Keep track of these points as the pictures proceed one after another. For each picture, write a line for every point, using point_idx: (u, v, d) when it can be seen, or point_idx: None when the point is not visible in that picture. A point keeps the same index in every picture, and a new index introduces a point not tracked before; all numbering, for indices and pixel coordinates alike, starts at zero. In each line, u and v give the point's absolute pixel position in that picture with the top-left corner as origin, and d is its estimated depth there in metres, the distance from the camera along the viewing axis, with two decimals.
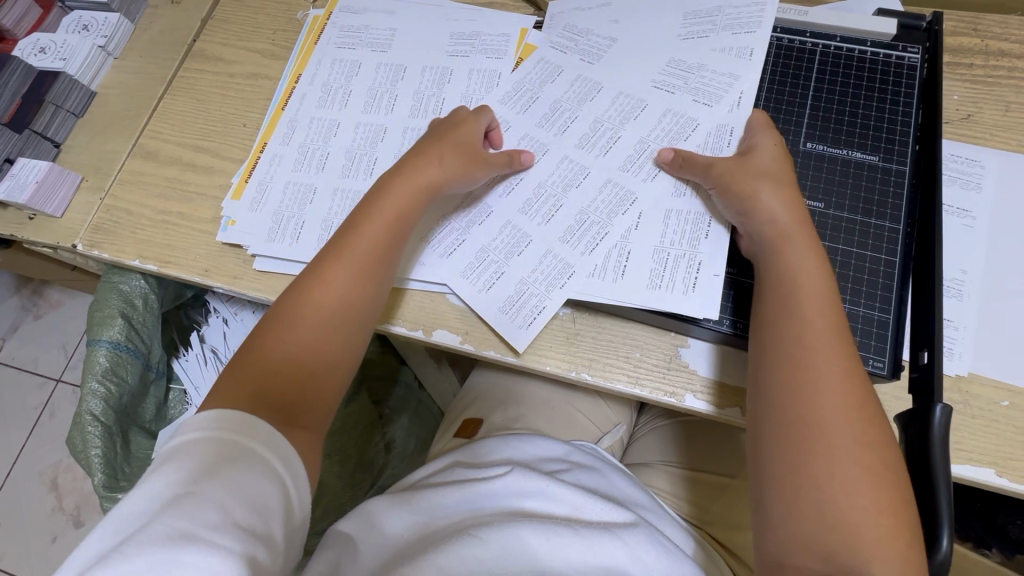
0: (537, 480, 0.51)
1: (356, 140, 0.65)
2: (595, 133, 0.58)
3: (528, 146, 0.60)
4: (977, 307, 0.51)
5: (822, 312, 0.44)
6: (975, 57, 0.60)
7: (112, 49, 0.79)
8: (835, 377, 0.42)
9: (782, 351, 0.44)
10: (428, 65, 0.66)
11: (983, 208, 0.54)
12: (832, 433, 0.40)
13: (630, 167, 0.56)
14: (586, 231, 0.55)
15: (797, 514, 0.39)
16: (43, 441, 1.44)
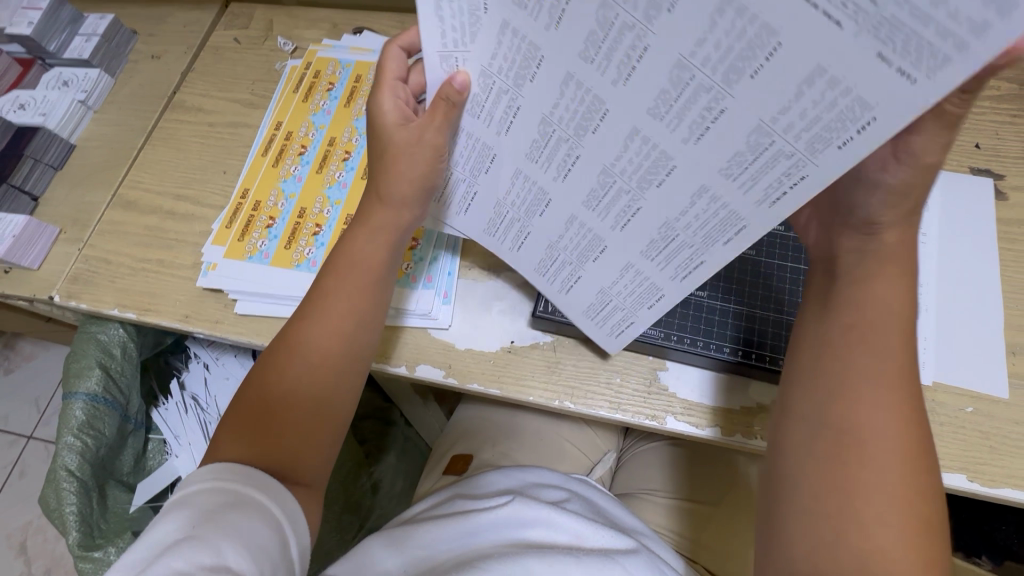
0: (536, 507, 0.52)
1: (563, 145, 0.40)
2: (606, 193, 0.41)
3: (515, 46, 0.37)
4: (935, 318, 0.53)
5: (893, 337, 0.37)
6: None
7: (92, 103, 0.80)
8: (898, 409, 0.36)
9: (831, 378, 0.38)
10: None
11: (932, 225, 0.57)
12: (885, 471, 0.35)
13: (655, 251, 0.42)
14: (610, 314, 0.50)
15: (824, 556, 0.34)
16: (11, 502, 1.37)
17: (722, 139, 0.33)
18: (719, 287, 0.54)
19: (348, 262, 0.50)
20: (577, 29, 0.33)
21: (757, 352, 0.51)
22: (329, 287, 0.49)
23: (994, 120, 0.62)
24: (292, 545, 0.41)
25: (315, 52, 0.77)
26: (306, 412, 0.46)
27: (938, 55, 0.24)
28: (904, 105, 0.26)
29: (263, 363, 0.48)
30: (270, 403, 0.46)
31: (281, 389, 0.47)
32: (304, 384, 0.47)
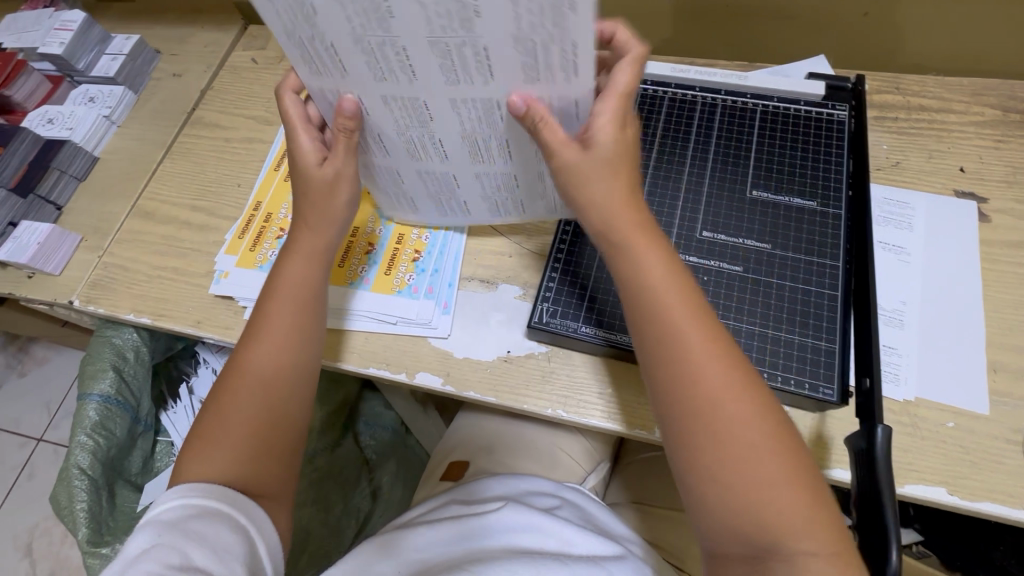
0: (529, 513, 0.54)
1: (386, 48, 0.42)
2: (453, 59, 0.43)
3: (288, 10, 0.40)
4: (917, 335, 0.55)
5: (684, 312, 0.45)
6: (899, 112, 0.67)
7: (116, 118, 0.85)
8: (727, 379, 0.43)
9: (668, 377, 0.44)
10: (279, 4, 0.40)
11: (915, 245, 0.59)
12: (741, 446, 0.41)
13: (533, 72, 0.43)
14: (488, 132, 0.51)
15: (731, 517, 0.41)
16: (19, 503, 1.40)
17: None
18: (707, 302, 0.55)
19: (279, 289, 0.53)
20: None
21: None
22: (267, 314, 0.52)
23: (978, 145, 0.64)
24: (260, 545, 0.45)
25: None
26: (276, 417, 0.50)
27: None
28: None
29: (217, 395, 0.50)
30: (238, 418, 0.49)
31: (233, 409, 0.49)
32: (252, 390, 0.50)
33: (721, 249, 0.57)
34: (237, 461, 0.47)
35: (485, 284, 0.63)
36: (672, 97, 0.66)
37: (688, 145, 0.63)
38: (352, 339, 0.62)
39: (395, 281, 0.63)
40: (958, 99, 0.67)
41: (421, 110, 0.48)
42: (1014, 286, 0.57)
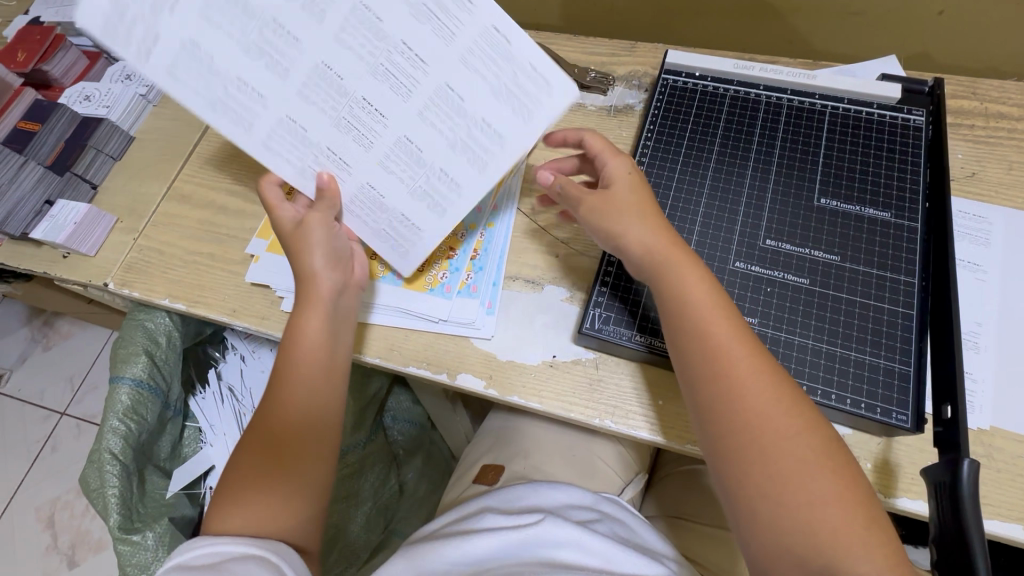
0: (570, 528, 0.52)
1: (321, 94, 0.49)
2: (386, 71, 0.48)
3: (263, 73, 0.48)
4: (995, 360, 0.52)
5: (725, 325, 0.44)
6: (976, 119, 0.63)
7: (152, 97, 0.83)
8: (771, 393, 0.42)
9: (711, 392, 0.43)
10: (245, 82, 0.48)
11: (993, 262, 0.56)
12: (789, 462, 0.40)
13: (476, 56, 0.46)
14: (463, 145, 0.50)
15: (784, 539, 0.39)
16: (42, 476, 1.41)
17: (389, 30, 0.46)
18: (771, 314, 0.52)
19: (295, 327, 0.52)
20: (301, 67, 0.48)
21: (810, 385, 0.49)
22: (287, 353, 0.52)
23: None
24: None
25: None
26: (308, 442, 0.50)
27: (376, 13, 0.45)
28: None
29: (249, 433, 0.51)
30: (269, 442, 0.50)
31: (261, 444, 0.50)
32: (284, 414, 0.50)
33: (786, 260, 0.54)
34: (273, 499, 0.48)
35: (529, 285, 0.61)
36: (732, 96, 0.63)
37: (749, 146, 0.60)
38: (392, 335, 0.60)
39: (428, 279, 0.61)
40: None
41: (373, 110, 0.49)
42: None
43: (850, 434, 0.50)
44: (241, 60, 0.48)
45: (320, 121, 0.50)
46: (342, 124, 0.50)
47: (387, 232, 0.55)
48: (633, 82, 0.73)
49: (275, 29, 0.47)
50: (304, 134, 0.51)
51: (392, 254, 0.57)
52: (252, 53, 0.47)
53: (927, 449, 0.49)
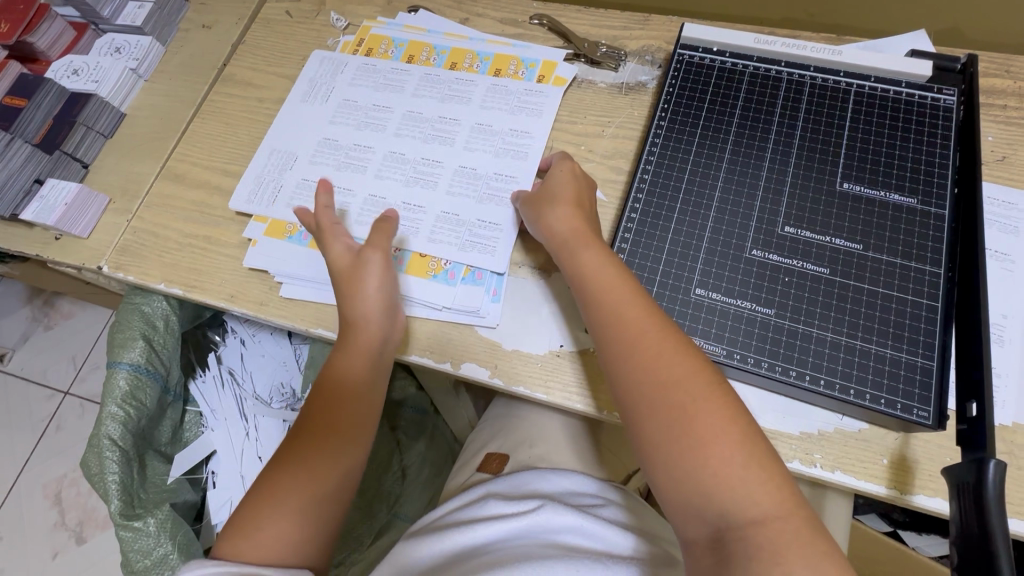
0: (570, 514, 0.51)
1: (389, 158, 0.65)
2: (426, 126, 0.66)
3: (343, 163, 0.66)
4: (1021, 354, 0.50)
5: (621, 292, 0.47)
6: (1009, 99, 0.60)
7: (143, 71, 0.80)
8: (660, 350, 0.43)
9: (608, 355, 0.45)
10: (337, 182, 0.65)
11: (1022, 252, 0.53)
12: (675, 409, 0.40)
13: (487, 102, 0.67)
14: (505, 156, 0.63)
15: (678, 489, 0.39)
16: (47, 454, 1.42)
17: (421, 106, 0.68)
18: (788, 306, 0.50)
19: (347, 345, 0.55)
20: (361, 140, 0.67)
21: (828, 379, 0.47)
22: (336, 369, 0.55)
23: None
24: None
25: (368, 29, 0.75)
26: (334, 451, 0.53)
27: (404, 88, 0.69)
28: (424, 74, 0.70)
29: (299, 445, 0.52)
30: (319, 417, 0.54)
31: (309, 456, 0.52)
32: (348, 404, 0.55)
33: (804, 248, 0.52)
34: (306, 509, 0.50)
35: (535, 272, 0.59)
36: (752, 72, 0.60)
37: (767, 127, 0.57)
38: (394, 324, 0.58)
39: (431, 265, 0.59)
40: None
41: (431, 163, 0.64)
42: None
43: (866, 429, 0.49)
44: (334, 174, 0.65)
45: (396, 185, 0.64)
46: (415, 185, 0.63)
47: (468, 238, 0.59)
48: (646, 58, 0.69)
49: (352, 147, 0.66)
50: (384, 205, 0.63)
51: (478, 254, 0.59)
52: (329, 145, 0.67)
53: (944, 445, 0.48)
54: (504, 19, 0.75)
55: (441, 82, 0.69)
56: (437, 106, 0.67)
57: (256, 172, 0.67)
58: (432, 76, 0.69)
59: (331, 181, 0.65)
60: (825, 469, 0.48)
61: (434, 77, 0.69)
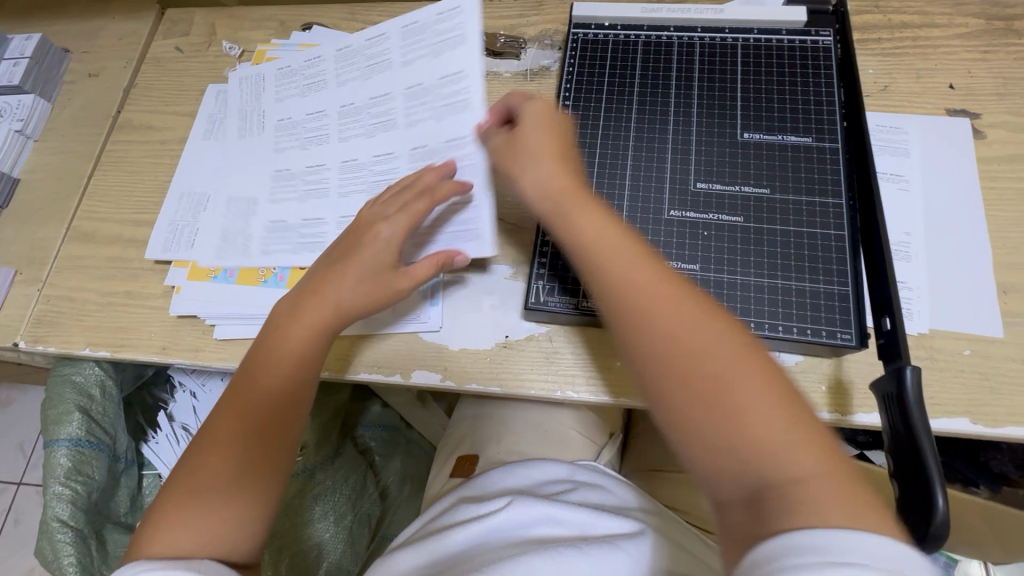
0: (539, 504, 0.51)
1: (302, 176, 0.62)
2: (335, 129, 0.63)
3: (258, 192, 0.63)
4: (925, 266, 0.53)
5: (633, 259, 0.40)
6: (882, 32, 0.64)
7: (31, 132, 0.75)
8: (680, 309, 0.37)
9: (620, 317, 0.39)
10: (255, 213, 0.63)
11: (912, 172, 0.57)
12: (699, 356, 0.35)
13: (393, 77, 0.61)
14: (421, 130, 0.58)
15: (710, 447, 0.33)
16: (9, 550, 1.33)
17: (325, 107, 0.64)
18: (710, 258, 0.51)
19: (281, 338, 0.52)
20: (271, 162, 0.64)
21: (756, 319, 0.49)
22: (259, 365, 0.51)
23: (965, 58, 0.62)
24: None
25: (263, 53, 0.73)
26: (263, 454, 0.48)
27: (305, 95, 0.66)
28: (323, 70, 0.66)
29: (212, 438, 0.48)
30: (228, 428, 0.48)
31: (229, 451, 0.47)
32: (263, 404, 0.49)
33: (718, 200, 0.54)
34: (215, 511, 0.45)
35: (471, 268, 0.59)
36: (643, 41, 0.62)
37: (667, 91, 0.59)
38: (338, 346, 0.57)
39: None
40: (940, 12, 0.64)
41: (346, 169, 0.61)
42: (1014, 203, 0.55)
43: (802, 360, 0.51)
44: (256, 201, 0.63)
45: (314, 203, 0.61)
46: (333, 196, 0.61)
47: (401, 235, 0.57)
48: (545, 42, 0.70)
49: (273, 169, 0.64)
50: (305, 226, 0.61)
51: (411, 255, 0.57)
52: (239, 176, 0.65)
53: (873, 363, 0.51)
54: None
55: (345, 75, 0.65)
56: (343, 102, 0.63)
57: (172, 216, 0.65)
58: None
59: (248, 213, 0.63)
60: None
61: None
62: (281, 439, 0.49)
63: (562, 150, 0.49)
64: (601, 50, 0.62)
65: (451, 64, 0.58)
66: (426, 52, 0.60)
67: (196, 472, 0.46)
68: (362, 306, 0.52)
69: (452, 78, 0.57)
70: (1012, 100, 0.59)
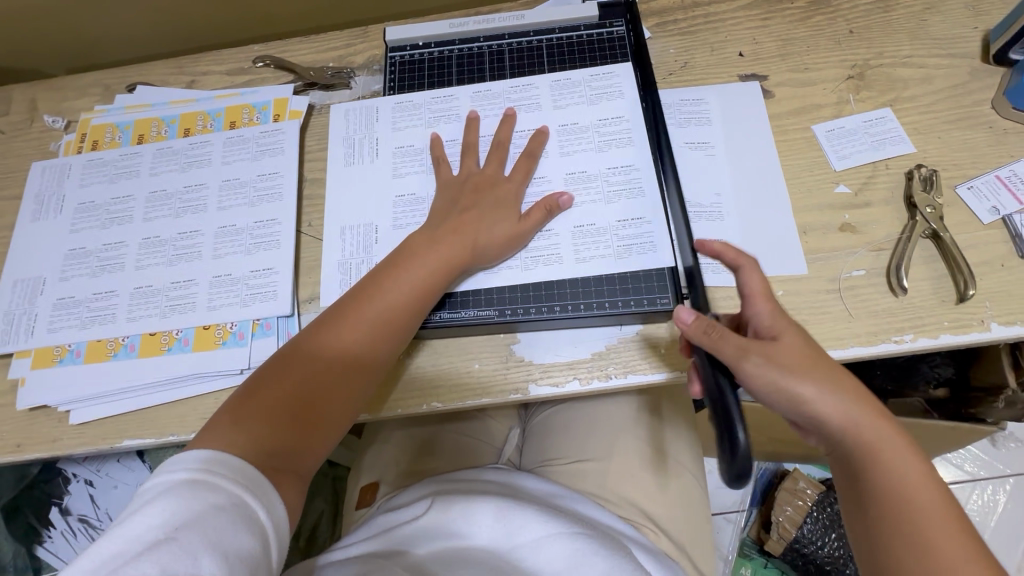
0: (450, 509, 0.54)
1: (144, 246, 0.62)
2: (173, 202, 0.64)
3: (98, 268, 0.62)
4: (736, 222, 0.58)
5: (842, 381, 0.43)
6: (676, 14, 0.69)
7: None
8: (905, 462, 0.41)
9: (887, 520, 0.40)
10: (97, 289, 0.61)
11: (716, 137, 0.62)
12: (925, 526, 0.39)
13: (231, 156, 0.66)
14: (264, 200, 0.63)
15: None
16: None
17: (162, 183, 0.65)
18: (535, 256, 0.56)
19: (416, 263, 0.52)
20: (108, 237, 0.63)
21: (573, 302, 0.55)
22: (362, 296, 0.50)
23: (749, 27, 0.68)
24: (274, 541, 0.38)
25: (88, 121, 0.71)
26: (326, 401, 0.47)
27: (138, 171, 0.66)
28: (156, 148, 0.67)
29: (276, 376, 0.46)
30: (290, 369, 0.47)
31: (289, 388, 0.46)
32: (317, 361, 0.47)
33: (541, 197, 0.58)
34: (272, 441, 0.43)
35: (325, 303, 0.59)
36: (458, 54, 0.66)
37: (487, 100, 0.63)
38: (202, 405, 0.56)
39: (218, 332, 0.58)
40: None
41: (189, 235, 0.62)
42: (805, 151, 0.61)
43: (641, 329, 0.55)
44: (91, 281, 0.61)
45: (159, 269, 0.61)
46: (178, 262, 0.61)
47: (250, 290, 0.59)
48: (374, 68, 0.72)
49: (104, 247, 0.63)
50: (152, 294, 0.60)
51: (262, 304, 0.58)
52: (76, 255, 0.63)
53: None
54: (230, 71, 0.74)
55: (180, 151, 0.67)
56: (182, 176, 0.65)
57: (5, 307, 0.62)
58: (165, 148, 0.67)
59: (90, 291, 0.61)
60: (620, 376, 0.54)
61: (167, 149, 0.67)
62: (340, 388, 0.48)
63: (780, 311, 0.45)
64: (423, 68, 0.66)
65: (283, 149, 0.66)
66: (259, 137, 0.66)
67: (247, 420, 0.43)
68: (501, 246, 0.54)
69: (281, 163, 0.65)
70: (793, 58, 0.65)
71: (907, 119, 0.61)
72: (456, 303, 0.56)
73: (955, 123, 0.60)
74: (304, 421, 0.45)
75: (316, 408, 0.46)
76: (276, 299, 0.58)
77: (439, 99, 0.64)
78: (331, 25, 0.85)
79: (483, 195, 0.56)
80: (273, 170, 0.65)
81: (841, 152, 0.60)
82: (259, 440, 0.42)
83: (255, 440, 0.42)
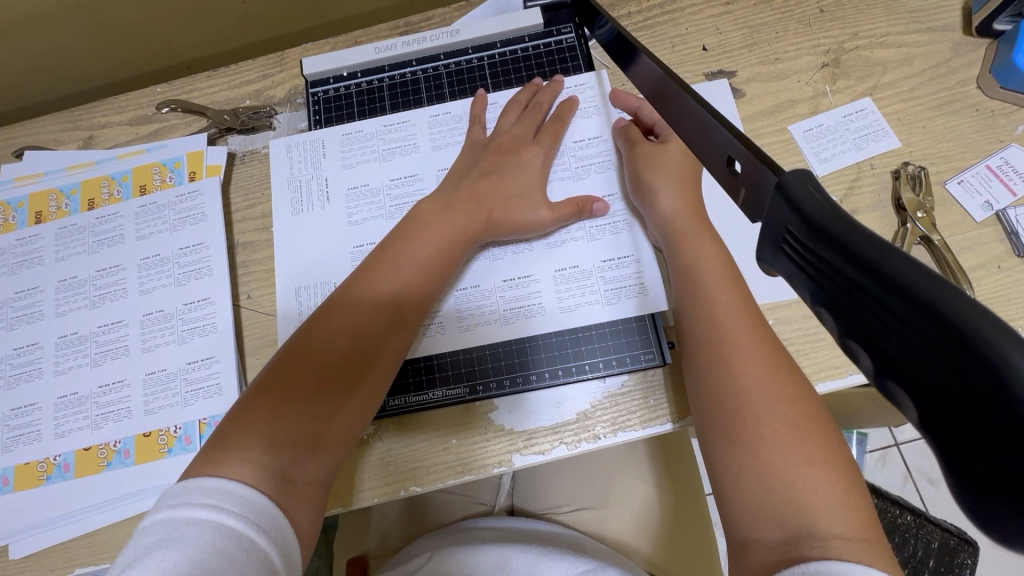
0: (453, 555, 0.58)
1: (60, 347, 0.55)
2: (87, 290, 0.56)
3: (12, 378, 0.54)
4: None
5: (733, 298, 0.43)
6: (630, 6, 0.62)
7: None
8: (756, 357, 0.39)
9: (710, 363, 0.41)
10: (14, 403, 0.54)
11: None
12: (761, 400, 0.37)
13: (146, 229, 0.58)
14: (191, 277, 0.56)
15: (728, 449, 0.37)
16: None
17: (71, 268, 0.57)
18: (507, 316, 0.52)
19: (425, 233, 0.48)
20: (17, 339, 0.56)
21: (550, 369, 0.51)
22: (374, 265, 0.46)
23: (711, 15, 0.60)
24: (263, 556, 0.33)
25: None
26: (344, 382, 0.41)
27: (42, 257, 0.58)
28: (58, 227, 0.59)
29: (286, 356, 0.41)
30: (302, 347, 0.41)
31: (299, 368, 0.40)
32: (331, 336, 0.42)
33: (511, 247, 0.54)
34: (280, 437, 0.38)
35: None
36: (390, 83, 0.59)
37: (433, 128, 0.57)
38: None
39: (161, 438, 0.52)
40: None
41: (111, 328, 0.55)
42: (784, 156, 0.55)
43: (629, 380, 0.51)
44: (6, 395, 0.54)
45: (82, 373, 0.54)
46: (104, 361, 0.54)
47: (190, 387, 0.52)
48: (298, 101, 0.63)
49: (15, 352, 0.55)
50: (79, 402, 0.53)
51: (206, 401, 0.52)
52: None
53: None
54: (134, 120, 0.65)
55: (87, 228, 0.58)
56: (92, 258, 0.57)
57: None
58: (68, 228, 0.59)
59: (6, 406, 0.54)
60: (609, 435, 0.49)
61: (71, 228, 0.59)
62: (361, 372, 0.42)
63: (671, 189, 0.50)
64: (359, 98, 0.59)
65: (205, 214, 0.58)
66: (175, 203, 0.58)
67: (256, 418, 0.38)
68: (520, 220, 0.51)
69: (205, 231, 0.57)
70: (762, 47, 0.59)
71: (889, 108, 0.56)
72: (424, 385, 0.52)
73: (940, 109, 0.55)
74: (320, 406, 0.40)
75: (333, 391, 0.41)
76: (220, 394, 0.52)
77: (393, 126, 0.58)
78: (246, 46, 0.75)
79: (497, 172, 0.52)
80: (197, 240, 0.57)
81: (821, 153, 0.55)
82: (268, 441, 0.37)
83: (262, 440, 0.37)
